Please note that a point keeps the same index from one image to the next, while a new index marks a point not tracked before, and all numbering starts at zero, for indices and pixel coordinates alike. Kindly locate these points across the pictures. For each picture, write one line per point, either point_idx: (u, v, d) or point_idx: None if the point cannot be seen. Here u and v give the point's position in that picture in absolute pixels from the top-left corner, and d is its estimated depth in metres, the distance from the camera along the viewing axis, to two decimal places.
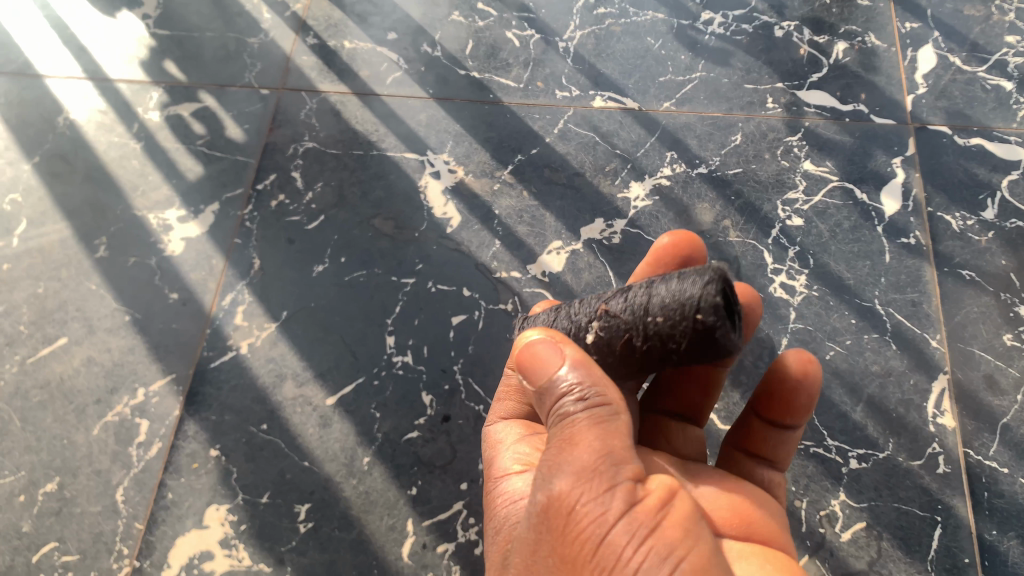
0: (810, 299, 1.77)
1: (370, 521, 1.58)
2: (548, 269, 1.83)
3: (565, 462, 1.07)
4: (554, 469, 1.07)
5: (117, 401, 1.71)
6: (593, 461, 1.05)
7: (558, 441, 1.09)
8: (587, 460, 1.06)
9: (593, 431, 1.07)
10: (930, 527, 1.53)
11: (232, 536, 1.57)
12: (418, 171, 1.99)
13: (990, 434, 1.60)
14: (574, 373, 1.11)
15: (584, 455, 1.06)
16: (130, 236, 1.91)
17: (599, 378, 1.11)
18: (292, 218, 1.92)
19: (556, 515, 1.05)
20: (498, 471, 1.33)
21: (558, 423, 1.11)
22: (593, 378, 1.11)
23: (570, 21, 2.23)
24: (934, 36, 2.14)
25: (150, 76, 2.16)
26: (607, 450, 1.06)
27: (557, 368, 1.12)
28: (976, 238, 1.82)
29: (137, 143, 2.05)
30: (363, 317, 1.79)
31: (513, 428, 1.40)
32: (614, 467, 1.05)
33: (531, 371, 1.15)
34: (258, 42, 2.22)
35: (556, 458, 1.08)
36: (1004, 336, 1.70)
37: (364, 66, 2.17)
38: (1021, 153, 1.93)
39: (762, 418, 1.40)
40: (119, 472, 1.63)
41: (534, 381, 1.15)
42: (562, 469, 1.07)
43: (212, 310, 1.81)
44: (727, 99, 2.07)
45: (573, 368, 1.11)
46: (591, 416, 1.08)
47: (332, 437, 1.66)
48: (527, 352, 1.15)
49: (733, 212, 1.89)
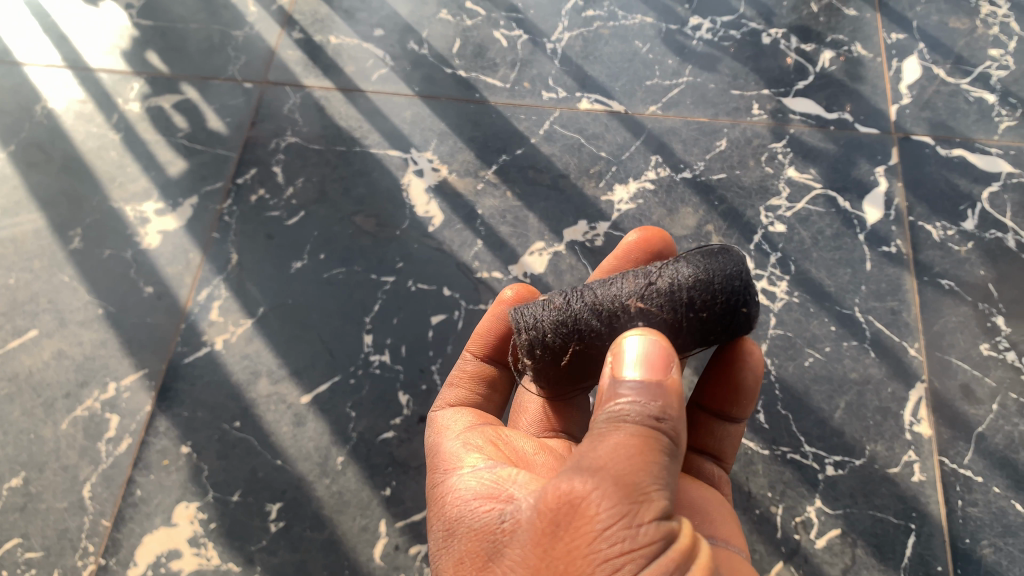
0: (791, 306, 1.76)
1: (342, 521, 1.56)
2: (529, 270, 1.82)
3: (611, 470, 1.01)
4: (598, 473, 1.01)
5: (87, 395, 1.68)
6: (644, 487, 1.00)
7: (611, 443, 1.03)
8: (640, 480, 1.00)
9: (654, 457, 1.02)
10: (904, 534, 1.52)
11: (201, 535, 1.54)
12: (400, 169, 1.97)
13: (966, 444, 1.60)
14: (661, 390, 1.05)
15: (636, 474, 1.00)
16: (105, 228, 1.88)
17: (681, 410, 1.06)
18: (271, 213, 1.90)
19: (581, 518, 1.00)
20: (452, 464, 1.29)
21: (616, 424, 1.05)
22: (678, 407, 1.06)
23: (558, 23, 2.22)
24: (919, 47, 2.15)
25: (132, 66, 2.13)
26: (660, 483, 1.01)
27: (653, 381, 1.06)
28: (956, 248, 1.82)
29: (116, 134, 2.02)
30: (341, 314, 1.77)
31: (461, 417, 1.41)
32: (661, 499, 1.01)
33: (621, 361, 1.09)
34: (242, 36, 2.19)
35: (603, 463, 1.02)
36: (982, 346, 1.70)
37: (349, 62, 2.15)
38: (1003, 164, 1.94)
39: (704, 409, 1.48)
40: (87, 468, 1.60)
41: (614, 371, 1.09)
42: (606, 478, 1.01)
43: (187, 304, 1.78)
44: (713, 105, 2.07)
45: (663, 386, 1.05)
46: (656, 439, 1.03)
47: (305, 435, 1.63)
48: (628, 353, 1.09)
49: (716, 217, 1.88)
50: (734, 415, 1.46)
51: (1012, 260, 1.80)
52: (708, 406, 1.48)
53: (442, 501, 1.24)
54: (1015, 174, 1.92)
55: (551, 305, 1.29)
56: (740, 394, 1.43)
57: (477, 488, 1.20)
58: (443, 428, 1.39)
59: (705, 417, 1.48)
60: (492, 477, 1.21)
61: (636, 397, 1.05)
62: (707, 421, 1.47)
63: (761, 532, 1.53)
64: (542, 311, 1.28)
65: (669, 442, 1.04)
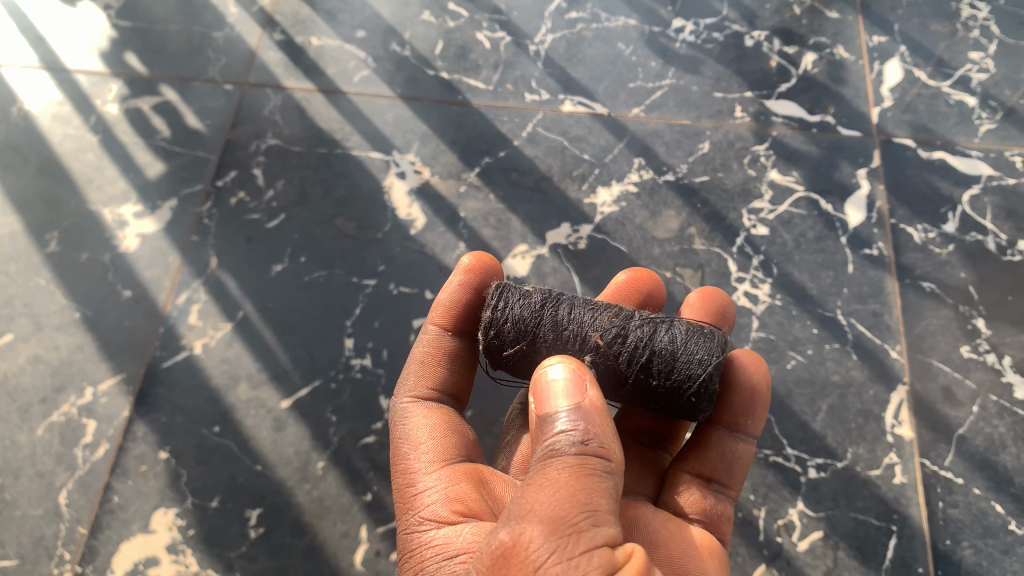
0: (774, 308, 1.76)
1: (322, 527, 1.54)
2: (512, 273, 1.81)
3: (539, 511, 0.98)
4: (525, 517, 0.98)
5: (63, 400, 1.66)
6: (575, 519, 0.97)
7: (536, 489, 1.01)
8: (573, 512, 0.97)
9: (583, 484, 0.99)
10: (886, 537, 1.53)
11: (180, 541, 1.53)
12: (382, 171, 1.96)
13: (947, 445, 1.61)
14: (582, 413, 1.05)
15: (564, 507, 0.97)
16: (82, 231, 1.85)
17: (608, 429, 1.05)
18: (251, 216, 1.88)
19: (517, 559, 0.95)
20: (421, 504, 1.23)
21: (548, 455, 1.04)
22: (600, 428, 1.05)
23: (541, 25, 2.21)
24: (901, 51, 2.16)
25: (110, 68, 2.11)
26: (592, 508, 0.98)
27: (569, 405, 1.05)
28: (937, 250, 1.83)
29: (93, 136, 2.00)
30: (322, 318, 1.75)
31: (428, 426, 1.35)
32: (594, 527, 0.97)
33: (540, 397, 1.08)
34: (222, 37, 2.17)
35: (540, 500, 0.99)
36: (963, 348, 1.71)
37: (330, 64, 2.14)
38: (983, 167, 1.94)
39: (718, 426, 1.37)
40: (63, 474, 1.58)
41: (540, 409, 1.08)
42: (535, 518, 0.98)
43: (166, 308, 1.76)
44: (696, 107, 2.06)
45: (583, 408, 1.05)
46: (581, 462, 1.01)
47: (285, 440, 1.62)
48: (544, 382, 1.08)
49: (699, 220, 1.88)
50: (746, 430, 1.35)
51: (992, 262, 1.81)
52: (722, 423, 1.36)
53: (414, 556, 1.18)
54: (995, 177, 1.93)
55: (529, 298, 1.28)
56: (752, 403, 1.35)
57: (457, 541, 1.15)
58: (418, 443, 1.32)
59: (720, 435, 1.36)
60: (473, 531, 1.16)
61: (560, 430, 1.04)
62: (720, 439, 1.35)
63: (744, 535, 1.53)
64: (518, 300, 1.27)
65: (599, 461, 1.02)
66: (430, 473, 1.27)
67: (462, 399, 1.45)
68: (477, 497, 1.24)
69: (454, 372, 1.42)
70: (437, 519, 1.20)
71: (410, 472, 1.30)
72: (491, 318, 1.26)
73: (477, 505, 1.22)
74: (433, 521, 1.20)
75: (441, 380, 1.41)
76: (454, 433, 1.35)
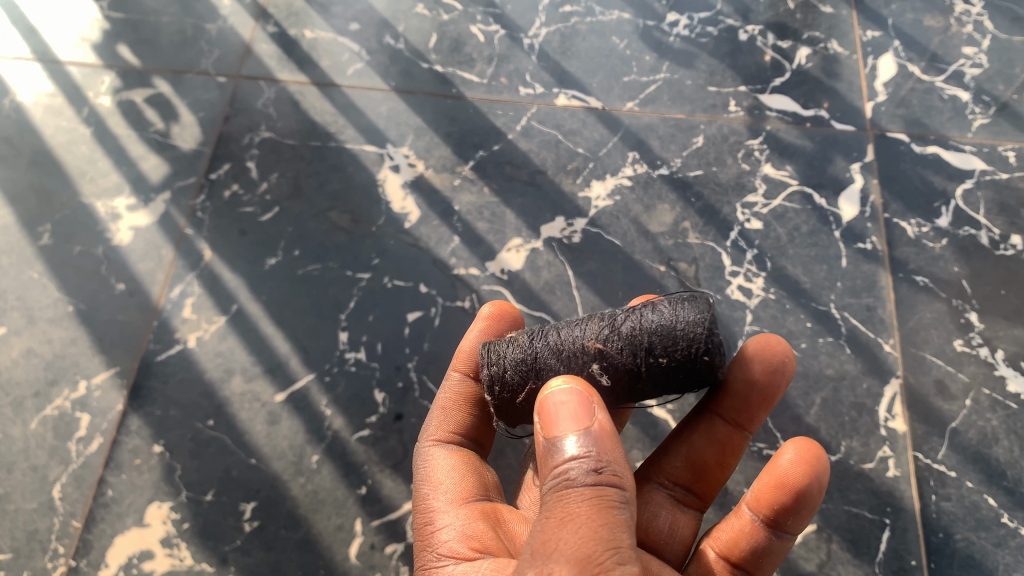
0: (767, 302, 1.77)
1: (317, 520, 1.54)
2: (507, 267, 1.81)
3: (562, 550, 0.98)
4: (551, 558, 0.98)
5: (57, 394, 1.65)
6: (599, 556, 0.97)
7: (557, 524, 1.00)
8: (593, 549, 0.97)
9: (605, 521, 0.99)
10: (880, 529, 1.53)
11: (174, 535, 1.52)
12: (376, 164, 1.95)
13: (940, 439, 1.62)
14: (590, 438, 1.03)
15: (589, 546, 0.97)
16: (75, 223, 1.85)
17: (619, 453, 1.04)
18: (245, 209, 1.87)
19: None
20: (440, 544, 1.22)
21: (556, 494, 1.03)
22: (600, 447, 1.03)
23: (536, 18, 2.21)
24: (895, 45, 2.16)
25: (103, 59, 2.09)
26: (615, 545, 0.98)
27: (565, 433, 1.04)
28: (931, 245, 1.83)
29: (86, 128, 1.99)
30: (316, 312, 1.75)
31: (451, 467, 1.34)
32: (619, 564, 0.97)
33: (548, 419, 1.06)
34: (215, 29, 2.16)
35: (561, 540, 0.99)
36: (956, 341, 1.72)
37: (324, 56, 2.13)
38: (976, 162, 1.95)
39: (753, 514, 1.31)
40: (57, 468, 1.58)
41: (545, 430, 1.06)
42: (558, 559, 0.97)
43: (160, 302, 1.75)
44: (690, 101, 2.07)
45: (590, 433, 1.03)
46: (596, 496, 1.00)
47: (280, 434, 1.62)
48: (548, 403, 1.07)
49: (693, 214, 1.88)
50: (787, 528, 1.30)
51: (985, 257, 1.82)
52: (760, 513, 1.30)
53: None
54: (988, 172, 1.93)
55: (515, 346, 1.24)
56: (798, 506, 1.28)
57: None
58: (437, 482, 1.32)
59: (754, 524, 1.31)
60: (493, 566, 1.15)
61: (572, 456, 1.03)
62: (755, 529, 1.30)
63: None
64: (507, 352, 1.24)
65: (617, 493, 1.01)
66: (450, 513, 1.26)
67: (484, 442, 1.43)
68: (493, 536, 1.23)
69: (472, 416, 1.40)
70: (454, 557, 1.19)
71: (430, 510, 1.29)
72: (490, 374, 1.23)
73: (491, 541, 1.21)
74: (451, 557, 1.20)
75: (465, 421, 1.40)
76: (474, 474, 1.35)
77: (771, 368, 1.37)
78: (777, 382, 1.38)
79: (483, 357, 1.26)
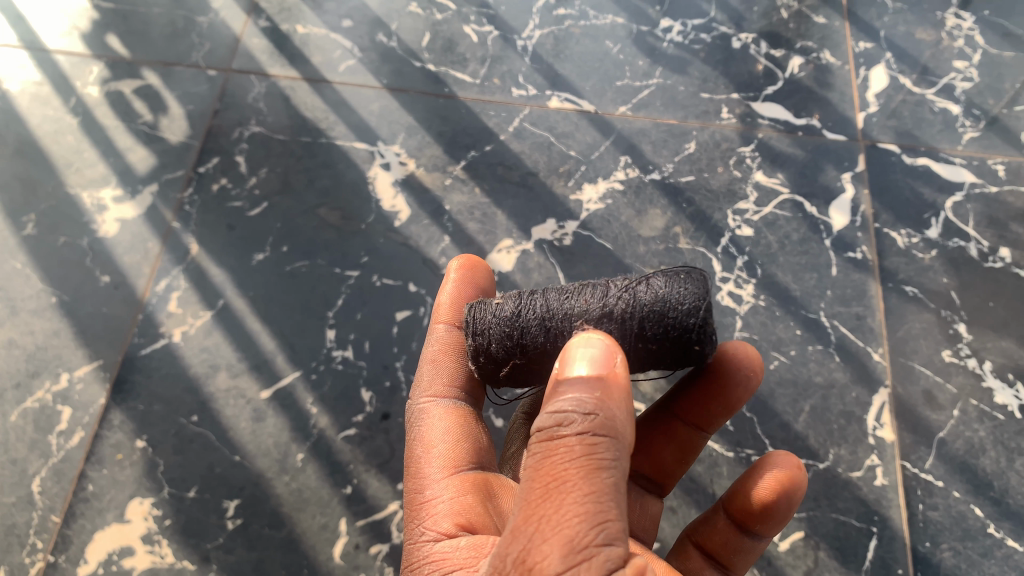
0: (757, 309, 1.77)
1: (301, 519, 1.52)
2: (498, 268, 1.80)
3: (546, 531, 0.95)
4: (534, 537, 0.95)
5: (37, 387, 1.62)
6: (584, 539, 0.94)
7: (542, 494, 0.98)
8: (577, 531, 0.94)
9: (593, 487, 0.96)
10: (866, 538, 1.54)
11: (155, 532, 1.50)
12: (368, 162, 1.94)
13: (927, 448, 1.62)
14: (595, 386, 1.00)
15: (573, 527, 0.94)
16: (60, 214, 1.82)
17: (620, 402, 1.01)
18: (234, 204, 1.85)
19: None
20: (428, 514, 1.22)
21: (546, 446, 1.00)
22: (598, 399, 1.00)
23: (530, 20, 2.21)
24: (886, 57, 2.18)
25: (91, 49, 2.07)
26: (601, 520, 0.95)
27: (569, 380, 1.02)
28: (920, 255, 1.85)
29: (73, 118, 1.96)
30: (304, 309, 1.73)
31: (445, 430, 1.33)
32: (604, 546, 0.94)
33: (564, 363, 1.05)
34: (206, 21, 2.14)
35: (547, 521, 0.96)
36: (944, 352, 1.72)
37: (316, 52, 2.12)
38: (966, 175, 1.97)
39: (725, 515, 1.37)
40: (36, 462, 1.55)
41: (557, 373, 1.05)
42: (542, 541, 0.95)
43: (145, 295, 1.73)
44: (683, 107, 2.07)
45: (595, 380, 1.01)
46: (585, 457, 0.97)
47: (265, 431, 1.60)
48: (568, 350, 1.06)
49: (684, 220, 1.88)
50: (755, 532, 1.35)
51: (973, 269, 1.83)
52: (731, 515, 1.36)
53: (415, 565, 1.18)
54: (977, 184, 1.95)
55: (507, 306, 1.25)
56: (768, 518, 1.32)
57: (455, 556, 1.13)
58: (431, 445, 1.31)
59: (726, 526, 1.36)
60: (472, 544, 1.14)
61: (570, 402, 1.00)
62: (726, 529, 1.36)
63: None
64: (496, 310, 1.26)
65: (610, 452, 0.98)
66: (441, 481, 1.26)
67: (479, 399, 1.43)
68: (481, 511, 1.21)
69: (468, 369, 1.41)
70: (437, 532, 1.18)
71: (422, 476, 1.28)
72: (475, 325, 1.27)
73: (478, 517, 1.20)
74: (433, 533, 1.18)
75: (455, 373, 1.40)
76: (469, 438, 1.33)
77: (735, 382, 1.39)
78: (741, 395, 1.41)
79: (471, 312, 1.29)
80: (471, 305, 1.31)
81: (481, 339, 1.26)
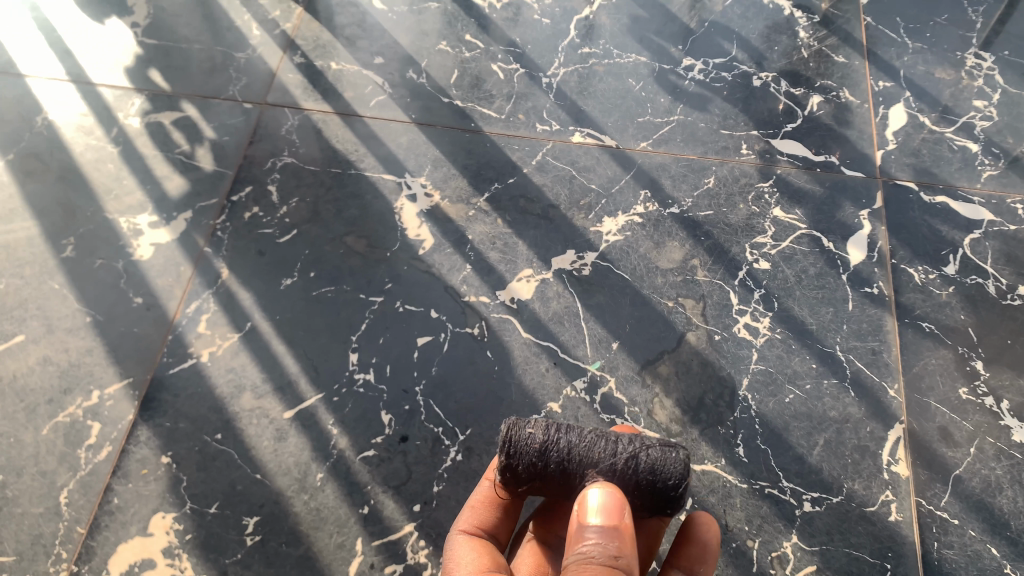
0: (773, 341, 1.78)
1: (317, 538, 1.55)
2: (517, 296, 1.84)
3: None
4: None
5: (69, 402, 1.68)
6: None
7: None
8: None
9: None
10: (880, 573, 1.52)
11: (176, 546, 1.54)
12: (394, 192, 2.00)
13: (943, 485, 1.61)
14: (616, 534, 1.08)
15: None
16: (98, 238, 1.89)
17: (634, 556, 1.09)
18: (264, 230, 1.92)
19: None
20: None
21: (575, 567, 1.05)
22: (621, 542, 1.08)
23: (555, 58, 2.28)
24: (906, 96, 2.20)
25: (134, 83, 2.17)
26: None
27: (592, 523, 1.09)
28: (938, 292, 1.85)
29: (114, 147, 2.04)
30: (328, 332, 1.78)
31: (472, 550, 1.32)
32: None
33: (582, 510, 1.12)
34: (244, 57, 2.24)
35: None
36: (961, 388, 1.72)
37: (348, 87, 2.19)
38: (984, 213, 1.97)
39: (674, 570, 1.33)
40: (65, 475, 1.60)
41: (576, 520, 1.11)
42: None
43: (176, 316, 1.79)
44: (703, 143, 2.11)
45: (617, 529, 1.08)
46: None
47: (286, 450, 1.64)
48: (582, 501, 1.13)
49: (702, 253, 1.91)
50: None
51: (991, 306, 1.83)
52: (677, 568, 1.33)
53: None
54: (996, 223, 1.96)
55: (542, 428, 1.26)
56: (704, 556, 1.33)
57: None
58: (457, 563, 1.30)
59: None
60: None
61: (595, 540, 1.07)
62: None
63: (737, 565, 1.53)
64: (532, 427, 1.26)
65: None
66: None
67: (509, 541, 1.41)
68: None
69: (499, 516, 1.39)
70: None
71: None
72: (509, 439, 1.25)
73: None
74: None
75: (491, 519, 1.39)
76: (494, 556, 1.32)
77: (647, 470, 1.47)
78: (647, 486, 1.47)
79: (513, 424, 1.27)
80: (508, 419, 1.28)
81: (511, 461, 1.24)
